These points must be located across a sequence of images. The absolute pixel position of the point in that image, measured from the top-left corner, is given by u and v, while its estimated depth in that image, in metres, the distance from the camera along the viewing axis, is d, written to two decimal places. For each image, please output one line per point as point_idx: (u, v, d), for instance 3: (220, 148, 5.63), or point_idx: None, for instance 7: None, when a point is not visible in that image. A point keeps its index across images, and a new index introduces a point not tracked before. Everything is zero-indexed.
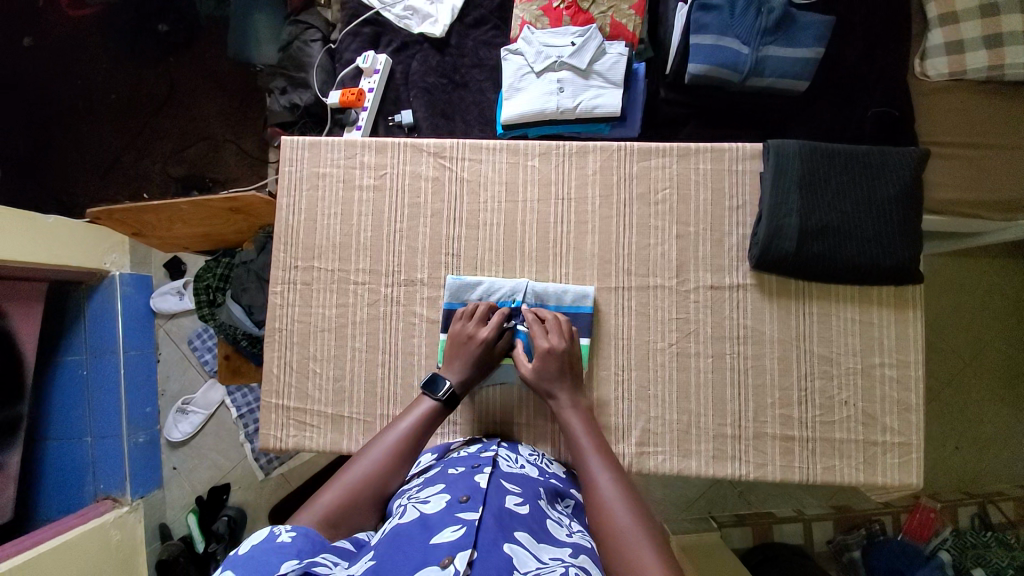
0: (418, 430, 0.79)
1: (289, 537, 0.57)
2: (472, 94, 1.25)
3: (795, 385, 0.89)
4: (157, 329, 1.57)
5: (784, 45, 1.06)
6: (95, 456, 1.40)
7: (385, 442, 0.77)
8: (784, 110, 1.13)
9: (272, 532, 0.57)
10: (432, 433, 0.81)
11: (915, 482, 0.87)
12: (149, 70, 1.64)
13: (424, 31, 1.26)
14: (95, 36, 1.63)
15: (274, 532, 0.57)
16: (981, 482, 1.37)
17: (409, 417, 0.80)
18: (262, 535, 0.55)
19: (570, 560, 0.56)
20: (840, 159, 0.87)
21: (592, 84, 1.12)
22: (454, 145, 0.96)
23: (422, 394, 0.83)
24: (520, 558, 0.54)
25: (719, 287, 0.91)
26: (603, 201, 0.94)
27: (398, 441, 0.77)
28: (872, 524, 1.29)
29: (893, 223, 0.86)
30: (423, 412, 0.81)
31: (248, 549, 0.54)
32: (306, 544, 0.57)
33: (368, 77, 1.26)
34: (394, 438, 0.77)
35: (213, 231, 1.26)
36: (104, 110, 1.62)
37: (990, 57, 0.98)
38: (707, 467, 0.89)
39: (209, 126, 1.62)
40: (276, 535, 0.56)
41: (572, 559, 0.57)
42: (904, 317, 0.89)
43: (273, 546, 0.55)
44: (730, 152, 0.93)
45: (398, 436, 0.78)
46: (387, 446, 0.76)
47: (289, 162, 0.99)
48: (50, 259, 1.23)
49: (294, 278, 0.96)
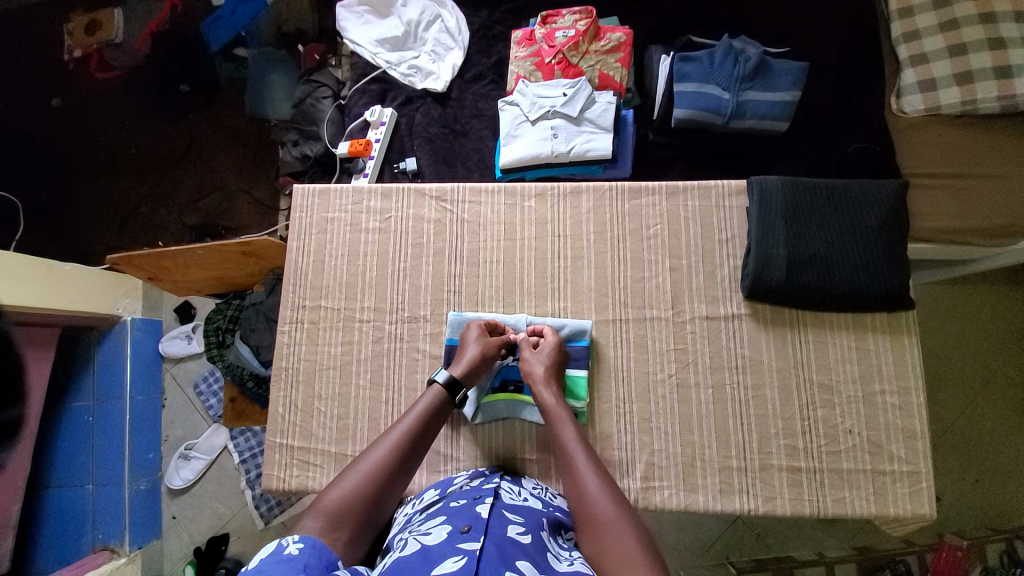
0: (422, 426, 0.75)
1: (297, 548, 0.56)
2: (472, 142, 1.33)
3: (798, 414, 0.89)
4: (163, 373, 1.59)
5: (762, 90, 1.13)
6: (95, 505, 1.38)
7: (388, 439, 0.72)
8: (768, 149, 1.19)
9: (279, 544, 0.55)
10: (437, 429, 0.77)
11: (929, 513, 0.85)
12: (170, 127, 1.75)
13: (427, 86, 1.36)
14: (121, 98, 1.76)
15: (281, 544, 0.56)
16: (1007, 516, 1.32)
17: (413, 413, 0.75)
18: (268, 549, 0.54)
19: None
20: (821, 192, 0.92)
21: (584, 130, 1.19)
22: (455, 189, 1.02)
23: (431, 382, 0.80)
24: None
25: (714, 317, 0.93)
26: (597, 237, 0.98)
27: (401, 438, 0.72)
28: (897, 565, 1.21)
29: (879, 251, 0.89)
30: (429, 408, 0.77)
31: (255, 563, 0.52)
32: (313, 558, 0.55)
33: (375, 129, 1.34)
34: (397, 435, 0.73)
35: (227, 275, 1.31)
36: (127, 164, 1.73)
37: (962, 93, 1.03)
38: (714, 501, 0.88)
39: (224, 176, 1.71)
40: (283, 547, 0.55)
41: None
42: (900, 343, 0.91)
43: (280, 559, 0.53)
44: (716, 189, 0.97)
45: (402, 433, 0.73)
46: (389, 444, 0.71)
47: (300, 209, 1.05)
48: (65, 305, 1.28)
49: (302, 317, 0.99)
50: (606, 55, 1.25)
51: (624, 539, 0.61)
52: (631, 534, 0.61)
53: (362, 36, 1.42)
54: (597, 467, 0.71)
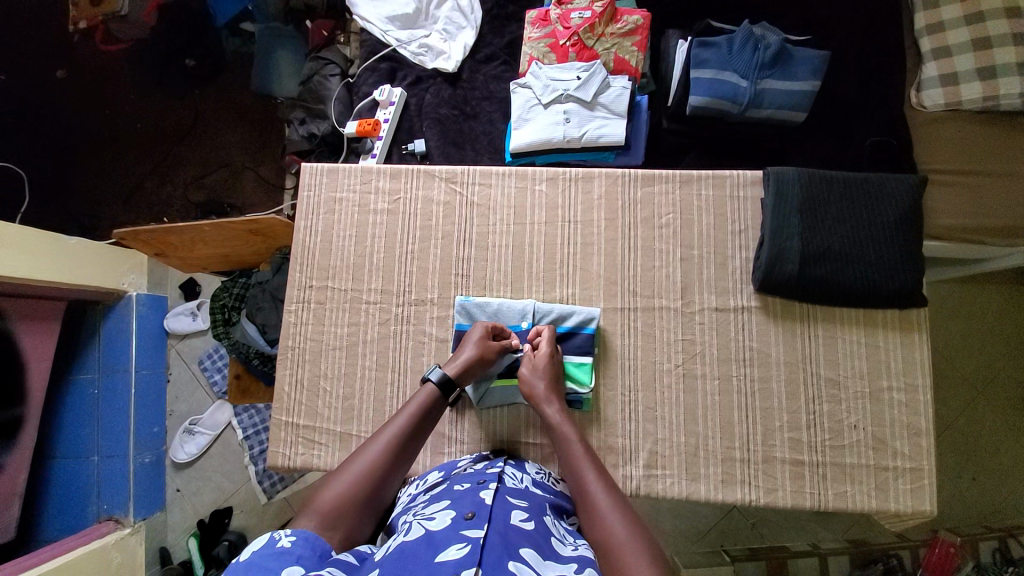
0: (416, 425, 0.74)
1: (289, 541, 0.56)
2: (482, 124, 1.31)
3: (803, 408, 0.89)
4: (169, 349, 1.61)
5: (781, 78, 1.11)
6: (101, 475, 1.40)
7: (382, 438, 0.71)
8: (784, 140, 1.17)
9: (272, 537, 0.56)
10: (432, 425, 0.77)
11: (929, 509, 0.86)
12: (176, 101, 1.73)
13: (438, 66, 1.33)
14: (127, 70, 1.74)
15: (274, 537, 0.56)
16: (1002, 516, 1.33)
17: (406, 413, 0.74)
18: (261, 542, 0.55)
19: None
20: (838, 184, 0.90)
21: (597, 115, 1.17)
22: (466, 171, 1.00)
23: (424, 382, 0.79)
24: None
25: (724, 309, 0.93)
26: (608, 224, 0.97)
27: (394, 438, 0.72)
28: (889, 559, 1.23)
29: (894, 247, 0.88)
30: (422, 405, 0.76)
31: (247, 555, 0.53)
32: (307, 550, 0.56)
33: (384, 108, 1.32)
34: (390, 434, 0.72)
35: (233, 252, 1.30)
36: (133, 138, 1.71)
37: (985, 88, 1.01)
38: (716, 491, 0.88)
39: (230, 153, 1.70)
40: (276, 541, 0.55)
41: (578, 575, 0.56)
42: (910, 339, 0.90)
43: (273, 553, 0.54)
44: (731, 178, 0.96)
45: (395, 432, 0.72)
46: (382, 444, 0.71)
47: (307, 187, 1.03)
48: (74, 279, 1.29)
49: (309, 296, 0.99)
50: (622, 38, 1.22)
51: (618, 532, 0.61)
52: (625, 527, 0.62)
53: (372, 13, 1.39)
54: (595, 466, 0.71)
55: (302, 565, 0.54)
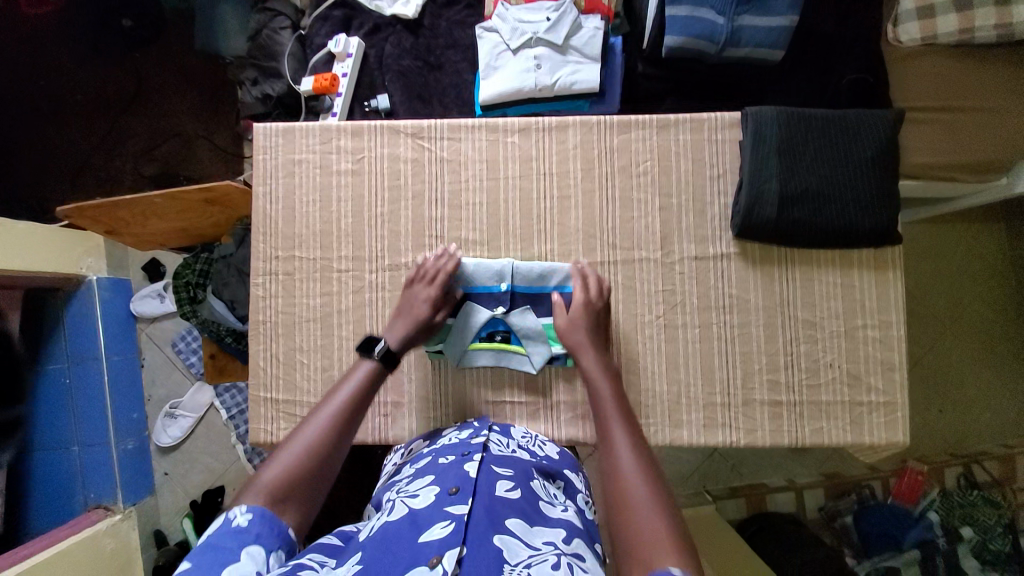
0: (361, 394, 0.74)
1: (245, 519, 0.57)
2: (448, 76, 1.23)
3: (782, 350, 0.90)
4: (140, 333, 1.56)
5: (759, 14, 1.04)
6: (82, 465, 1.38)
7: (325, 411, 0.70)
8: (763, 79, 1.12)
9: (227, 517, 0.57)
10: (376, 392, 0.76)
11: (900, 439, 0.90)
12: (114, 66, 1.58)
13: (395, 12, 1.23)
14: (52, 33, 1.55)
15: (229, 516, 0.58)
16: (968, 442, 1.41)
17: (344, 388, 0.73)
18: (217, 523, 0.56)
19: (564, 543, 0.57)
20: (817, 122, 0.87)
21: (569, 60, 1.11)
22: (432, 125, 0.94)
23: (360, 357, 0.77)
24: (511, 550, 0.54)
25: (703, 257, 0.92)
26: (585, 175, 0.93)
27: (340, 409, 0.71)
28: (862, 490, 1.35)
29: (873, 184, 0.87)
30: (363, 376, 0.75)
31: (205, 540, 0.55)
32: (264, 528, 0.58)
33: (341, 61, 1.23)
34: (333, 408, 0.71)
35: (190, 226, 1.22)
36: (71, 110, 1.57)
37: (959, 21, 0.99)
38: (699, 435, 0.90)
39: (181, 122, 1.58)
40: (232, 519, 0.57)
41: (565, 543, 0.58)
42: (885, 278, 0.91)
43: (232, 532, 0.56)
44: (708, 121, 0.92)
45: (336, 406, 0.71)
46: (322, 422, 0.69)
47: (263, 150, 0.96)
48: (27, 267, 1.20)
49: (275, 268, 0.94)
50: None
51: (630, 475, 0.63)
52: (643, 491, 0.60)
53: None
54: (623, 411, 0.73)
55: (263, 543, 0.56)
